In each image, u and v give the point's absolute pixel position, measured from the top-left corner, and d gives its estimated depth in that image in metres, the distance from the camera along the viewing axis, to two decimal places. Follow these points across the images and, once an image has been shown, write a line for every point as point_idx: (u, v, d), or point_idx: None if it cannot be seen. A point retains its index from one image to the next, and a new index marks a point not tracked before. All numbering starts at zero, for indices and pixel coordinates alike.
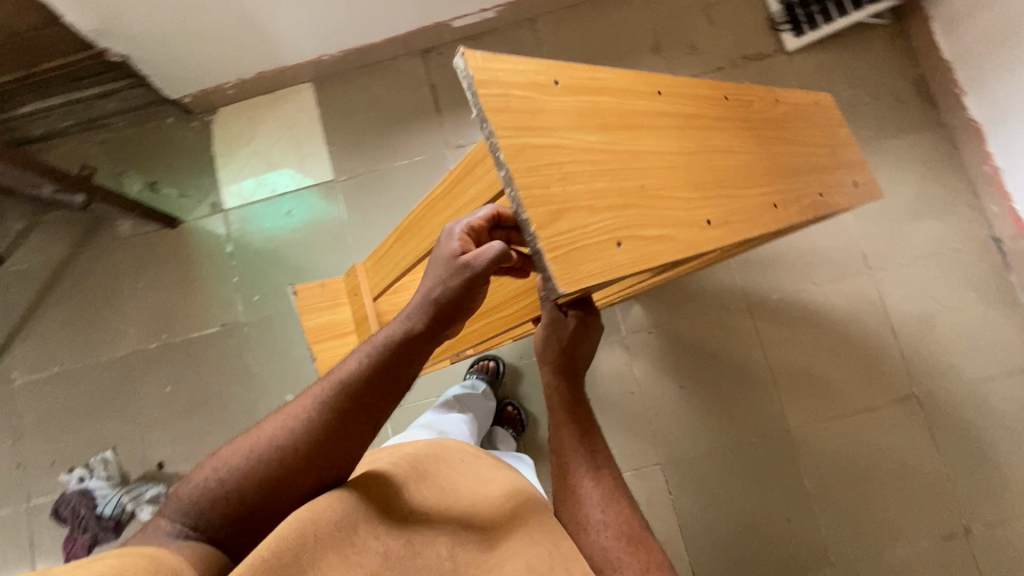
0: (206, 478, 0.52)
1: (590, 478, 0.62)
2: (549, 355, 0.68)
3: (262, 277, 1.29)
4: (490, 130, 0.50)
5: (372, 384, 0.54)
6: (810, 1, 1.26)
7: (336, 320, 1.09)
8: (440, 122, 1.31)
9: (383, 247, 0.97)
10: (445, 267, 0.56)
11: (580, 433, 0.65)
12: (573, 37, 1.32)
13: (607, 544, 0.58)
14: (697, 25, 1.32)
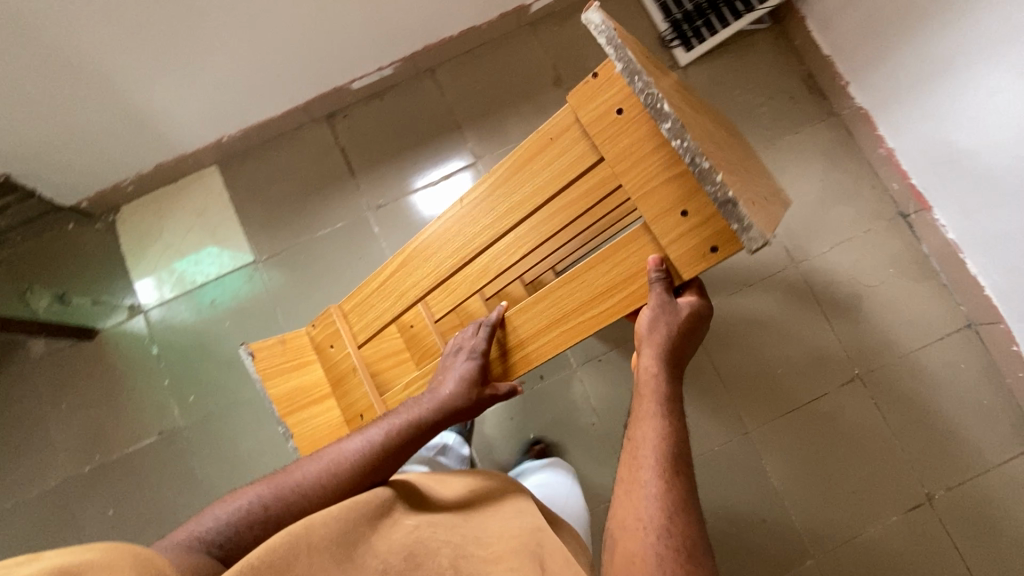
0: (250, 500, 0.66)
1: (661, 478, 0.57)
2: (657, 337, 0.70)
3: (195, 375, 1.23)
4: (644, 79, 0.65)
5: (397, 447, 0.71)
6: (693, 16, 1.31)
7: (305, 377, 0.99)
8: (356, 185, 1.29)
9: (366, 287, 0.96)
10: (460, 365, 0.80)
11: (663, 431, 0.62)
12: (475, 81, 1.33)
13: (656, 548, 0.52)
14: (594, 52, 1.34)
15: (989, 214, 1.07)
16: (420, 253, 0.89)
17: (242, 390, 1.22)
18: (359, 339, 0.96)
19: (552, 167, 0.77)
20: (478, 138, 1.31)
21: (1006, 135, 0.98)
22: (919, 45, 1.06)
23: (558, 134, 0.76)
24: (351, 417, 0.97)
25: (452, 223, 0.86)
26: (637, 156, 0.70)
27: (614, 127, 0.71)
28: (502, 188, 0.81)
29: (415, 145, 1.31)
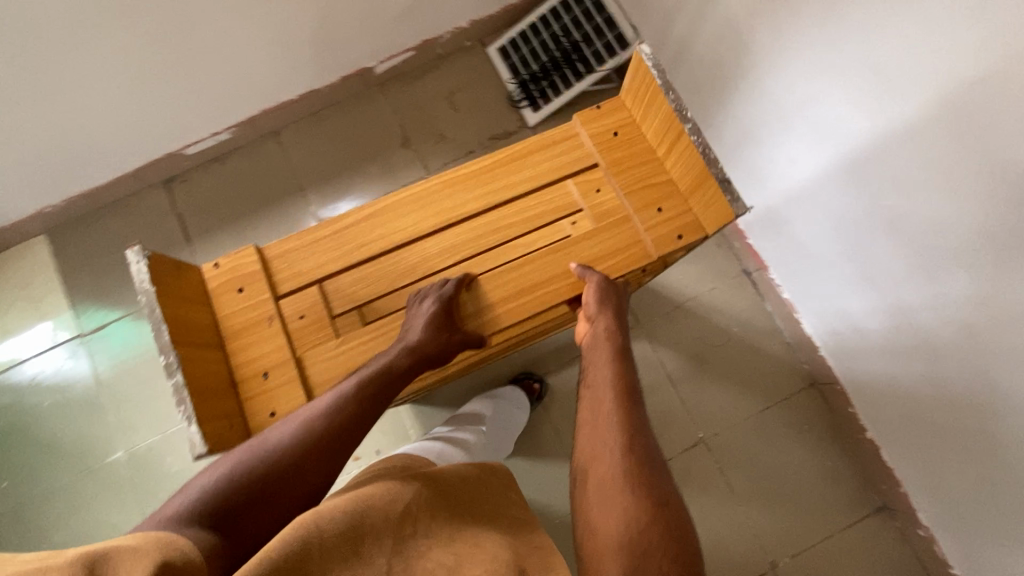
0: (225, 469, 0.58)
1: (618, 422, 0.59)
2: (608, 297, 0.69)
3: (11, 460, 1.16)
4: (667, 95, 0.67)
5: (373, 397, 0.64)
6: (539, 77, 1.31)
7: (196, 310, 0.69)
8: (191, 251, 1.25)
9: (302, 236, 0.75)
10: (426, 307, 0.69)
11: (621, 378, 0.64)
12: (321, 142, 1.31)
13: (614, 471, 0.55)
14: (442, 113, 1.33)
15: (813, 278, 1.07)
16: (394, 208, 0.75)
17: (59, 475, 1.15)
18: (279, 292, 0.73)
19: (547, 165, 0.76)
20: (321, 201, 1.28)
21: (811, 200, 0.97)
22: (733, 110, 1.06)
23: (556, 139, 0.77)
24: (247, 375, 0.70)
25: (443, 186, 0.75)
26: (637, 161, 0.75)
27: (615, 147, 0.75)
28: (501, 170, 0.76)
29: (256, 209, 1.28)
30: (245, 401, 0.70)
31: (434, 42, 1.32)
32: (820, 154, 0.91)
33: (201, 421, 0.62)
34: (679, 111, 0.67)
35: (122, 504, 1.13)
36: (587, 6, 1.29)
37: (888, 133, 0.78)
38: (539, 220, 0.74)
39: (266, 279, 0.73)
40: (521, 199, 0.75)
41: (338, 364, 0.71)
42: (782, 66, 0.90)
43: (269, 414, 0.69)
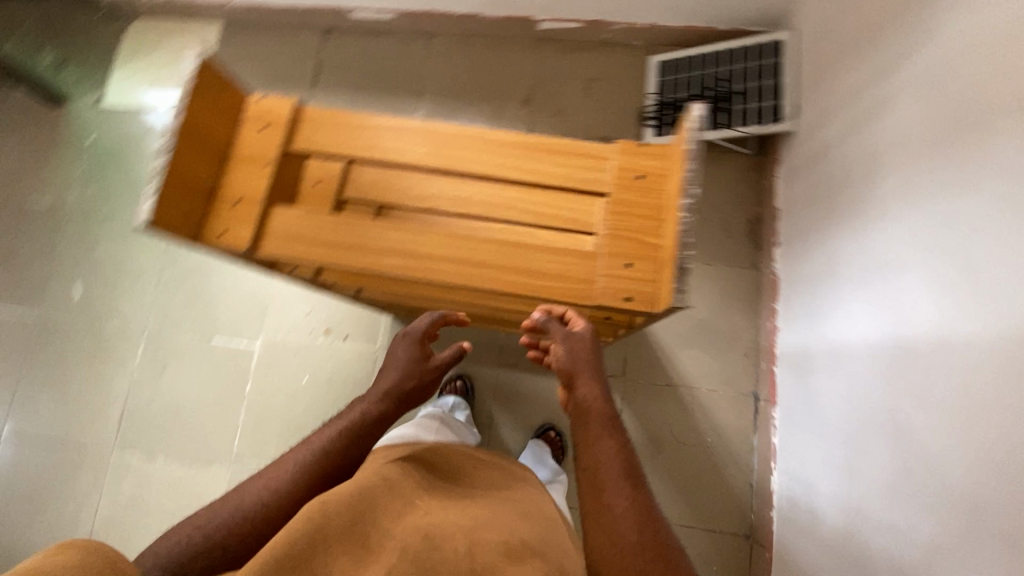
0: (205, 526, 0.51)
1: (626, 491, 0.47)
2: (582, 350, 0.59)
3: (102, 174, 1.37)
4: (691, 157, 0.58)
5: (350, 446, 0.58)
6: (677, 106, 1.26)
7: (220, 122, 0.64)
8: (310, 94, 1.38)
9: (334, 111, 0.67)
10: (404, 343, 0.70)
11: (608, 415, 0.53)
12: (460, 62, 1.38)
13: (616, 520, 0.46)
14: (573, 93, 1.34)
15: (807, 441, 0.96)
16: (402, 129, 0.67)
17: (124, 206, 1.35)
18: (290, 147, 0.67)
19: (561, 175, 0.65)
20: (429, 111, 1.36)
21: (848, 366, 0.87)
22: (832, 238, 0.96)
23: (585, 154, 0.65)
24: (223, 200, 0.65)
25: (462, 139, 0.66)
26: (640, 211, 0.63)
27: (630, 190, 0.64)
28: (515, 152, 0.66)
29: (376, 90, 1.38)
30: (208, 213, 0.65)
31: (604, 27, 1.31)
32: (875, 325, 0.81)
33: (160, 203, 0.58)
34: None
35: (151, 254, 1.32)
36: (767, 63, 1.20)
37: (938, 339, 0.67)
38: (520, 214, 0.65)
39: (290, 131, 0.67)
40: (518, 191, 0.65)
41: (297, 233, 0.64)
42: (890, 220, 0.80)
43: (217, 234, 0.64)
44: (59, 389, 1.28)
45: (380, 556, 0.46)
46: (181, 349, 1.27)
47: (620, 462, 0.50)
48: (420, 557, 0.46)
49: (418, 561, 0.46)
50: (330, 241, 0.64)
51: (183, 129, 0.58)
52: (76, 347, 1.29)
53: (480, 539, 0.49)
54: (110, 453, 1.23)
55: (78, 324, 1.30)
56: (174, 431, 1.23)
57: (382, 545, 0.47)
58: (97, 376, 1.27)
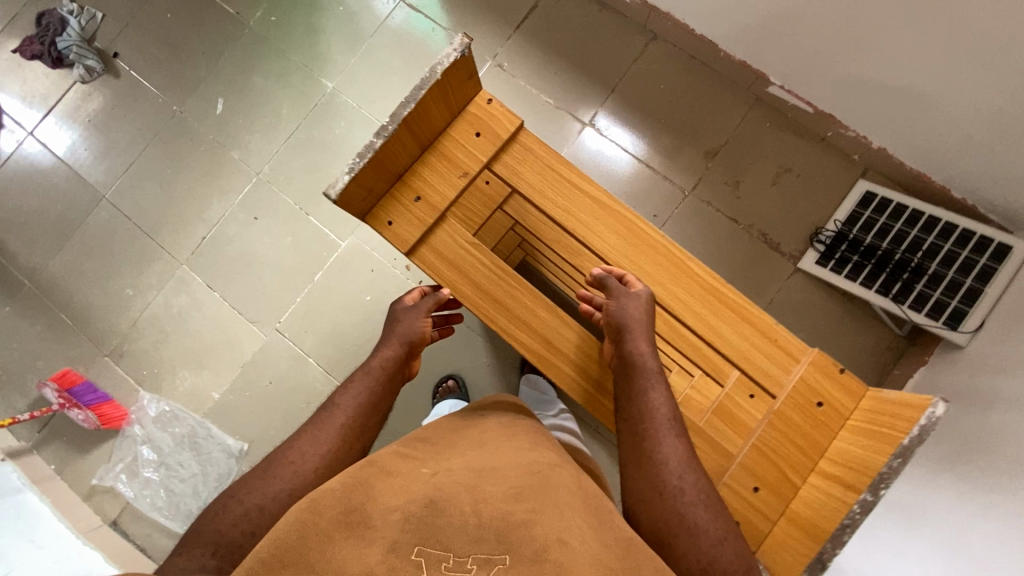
0: (245, 510, 0.60)
1: (670, 439, 0.62)
2: (645, 316, 0.69)
3: (290, 10, 1.36)
4: (894, 468, 0.59)
5: (366, 403, 0.71)
6: (857, 249, 1.13)
7: (440, 111, 0.71)
8: (509, 35, 1.31)
9: (551, 155, 0.76)
10: (405, 307, 0.81)
11: (657, 368, 0.67)
12: (667, 81, 1.26)
13: (661, 463, 0.60)
14: (759, 174, 1.22)
15: None
16: (628, 229, 0.75)
17: (293, 50, 1.34)
18: (491, 166, 0.76)
19: (748, 355, 0.73)
20: (609, 113, 1.27)
21: None
22: (932, 490, 0.87)
23: (782, 346, 0.72)
24: (409, 185, 0.75)
25: (666, 265, 0.74)
26: (802, 442, 0.70)
27: (810, 419, 0.70)
28: (692, 290, 0.74)
29: (572, 63, 1.29)
30: (389, 193, 0.75)
31: (832, 125, 1.16)
32: None
33: (354, 181, 0.67)
34: (880, 480, 0.61)
35: (296, 110, 1.32)
36: (978, 263, 1.02)
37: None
38: (690, 360, 0.74)
39: (498, 148, 0.76)
40: (702, 342, 0.74)
41: (451, 254, 0.75)
42: (998, 526, 0.71)
43: (385, 221, 0.75)
44: (165, 185, 1.34)
45: (380, 526, 0.45)
46: (277, 209, 1.29)
47: (666, 411, 0.64)
48: (418, 521, 0.45)
49: (416, 523, 0.45)
50: (488, 289, 0.74)
51: (405, 120, 0.66)
52: (195, 156, 1.34)
53: (463, 499, 0.48)
54: (179, 264, 1.30)
55: (206, 136, 1.34)
56: (237, 276, 1.28)
57: (383, 517, 0.46)
58: (200, 191, 1.32)
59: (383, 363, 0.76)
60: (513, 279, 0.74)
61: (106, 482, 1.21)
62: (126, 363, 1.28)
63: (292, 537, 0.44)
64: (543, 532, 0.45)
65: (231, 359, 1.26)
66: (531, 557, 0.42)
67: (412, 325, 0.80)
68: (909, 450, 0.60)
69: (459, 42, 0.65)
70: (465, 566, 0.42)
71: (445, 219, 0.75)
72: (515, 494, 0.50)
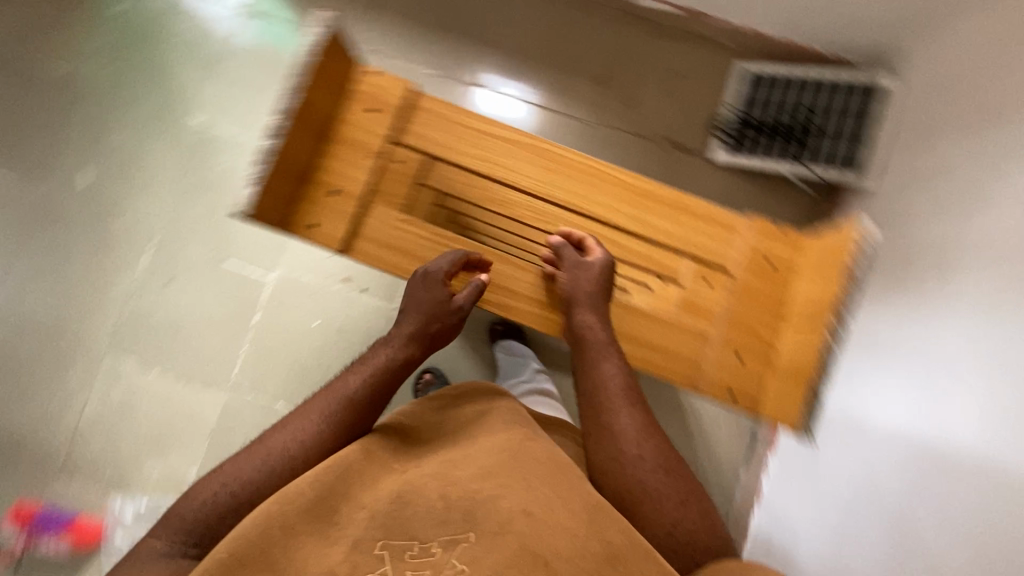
0: (216, 491, 0.61)
1: (625, 411, 0.67)
2: (588, 291, 0.71)
3: (126, 53, 1.24)
4: (850, 288, 0.66)
5: (363, 402, 0.66)
6: (756, 128, 1.20)
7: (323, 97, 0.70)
8: (369, 18, 1.26)
9: (453, 113, 0.76)
10: (432, 294, 0.70)
11: (607, 340, 0.70)
12: (537, 20, 1.26)
13: (620, 436, 0.66)
14: (649, 85, 1.26)
15: (798, 493, 1.01)
16: (548, 159, 0.76)
17: (145, 95, 1.23)
18: (400, 140, 0.75)
19: (694, 242, 0.76)
20: (492, 67, 1.26)
21: (866, 445, 0.88)
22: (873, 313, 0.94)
23: (718, 224, 0.76)
24: (320, 181, 0.74)
25: (597, 182, 0.76)
26: (766, 302, 0.75)
27: (765, 279, 0.75)
28: (628, 198, 0.76)
29: (440, 28, 1.26)
30: (302, 195, 0.73)
31: (699, 19, 1.21)
32: (911, 419, 0.80)
33: (262, 191, 0.66)
34: (844, 309, 0.67)
35: (171, 156, 1.22)
36: (858, 107, 1.12)
37: (980, 479, 0.67)
38: (647, 265, 0.76)
39: (399, 121, 0.75)
40: (650, 244, 0.76)
41: (389, 236, 0.73)
42: (950, 320, 0.79)
43: (308, 224, 0.73)
44: (54, 279, 1.21)
45: (345, 525, 0.54)
46: (189, 264, 1.21)
47: (620, 384, 0.68)
48: (386, 517, 0.54)
49: (382, 520, 0.54)
50: (428, 258, 0.73)
51: (295, 113, 0.66)
52: (76, 238, 1.22)
53: (431, 487, 0.56)
54: (101, 355, 1.20)
55: (81, 214, 1.22)
56: (170, 346, 1.20)
57: (349, 515, 0.55)
58: (96, 272, 1.21)
59: (390, 361, 0.69)
60: (454, 243, 0.73)
61: None
62: (80, 477, 1.17)
63: (266, 542, 0.52)
64: (508, 506, 0.54)
65: (195, 432, 1.18)
66: (492, 534, 0.53)
67: (434, 316, 0.70)
68: (861, 275, 0.66)
69: (318, 24, 0.66)
70: (429, 548, 0.53)
71: (369, 205, 0.74)
72: (485, 471, 0.58)
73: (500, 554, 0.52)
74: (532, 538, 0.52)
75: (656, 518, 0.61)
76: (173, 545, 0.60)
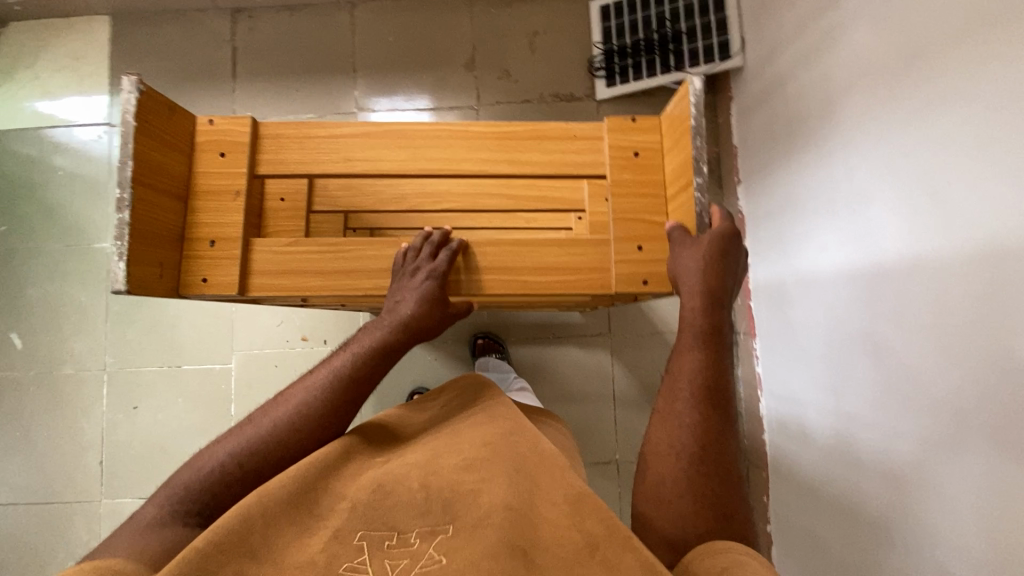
0: (206, 465, 0.54)
1: (701, 406, 0.55)
2: (696, 270, 0.59)
3: (13, 208, 1.23)
4: (701, 146, 0.59)
5: (357, 382, 0.59)
6: (626, 54, 1.22)
7: (169, 156, 0.62)
8: (233, 88, 1.27)
9: (281, 127, 0.68)
10: (413, 286, 0.62)
11: (707, 333, 0.58)
12: (391, 31, 1.28)
13: (682, 424, 0.55)
14: (517, 51, 1.28)
15: (788, 364, 1.04)
16: (398, 136, 0.68)
17: (47, 240, 1.22)
18: (257, 172, 0.68)
19: (569, 161, 0.69)
20: (366, 89, 1.27)
21: (824, 293, 0.92)
22: (774, 183, 1.06)
23: (581, 136, 0.69)
24: (197, 236, 0.65)
25: (437, 139, 0.68)
26: (646, 191, 0.68)
27: (635, 171, 0.68)
28: (477, 142, 0.68)
29: (304, 72, 1.27)
30: (185, 258, 0.65)
31: None
32: (848, 256, 0.85)
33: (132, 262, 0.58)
34: (698, 162, 0.60)
35: (93, 287, 1.21)
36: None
37: (912, 281, 0.71)
38: (541, 203, 0.70)
39: (253, 153, 0.67)
40: (521, 181, 0.70)
41: (279, 267, 0.66)
42: (849, 155, 0.84)
43: (200, 281, 0.65)
44: (23, 447, 1.19)
45: (328, 518, 0.47)
46: (150, 383, 1.19)
47: (701, 379, 0.56)
48: (366, 508, 0.47)
49: (364, 510, 0.47)
50: (323, 270, 0.66)
51: (135, 179, 0.58)
52: (31, 401, 1.19)
53: (413, 476, 0.50)
54: (97, 501, 1.17)
55: (26, 376, 1.20)
56: (160, 467, 1.18)
57: (333, 507, 0.48)
58: (62, 425, 1.19)
59: (382, 344, 0.61)
60: (342, 246, 0.66)
61: None
62: None
63: (245, 530, 0.44)
64: (487, 500, 0.47)
65: None
66: (472, 525, 0.45)
67: (419, 300, 0.62)
68: (700, 125, 0.60)
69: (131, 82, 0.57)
70: (409, 539, 0.46)
71: (250, 241, 0.66)
72: (468, 462, 0.51)
73: (477, 545, 0.44)
74: (514, 525, 0.45)
75: (688, 522, 0.51)
76: (170, 511, 0.52)
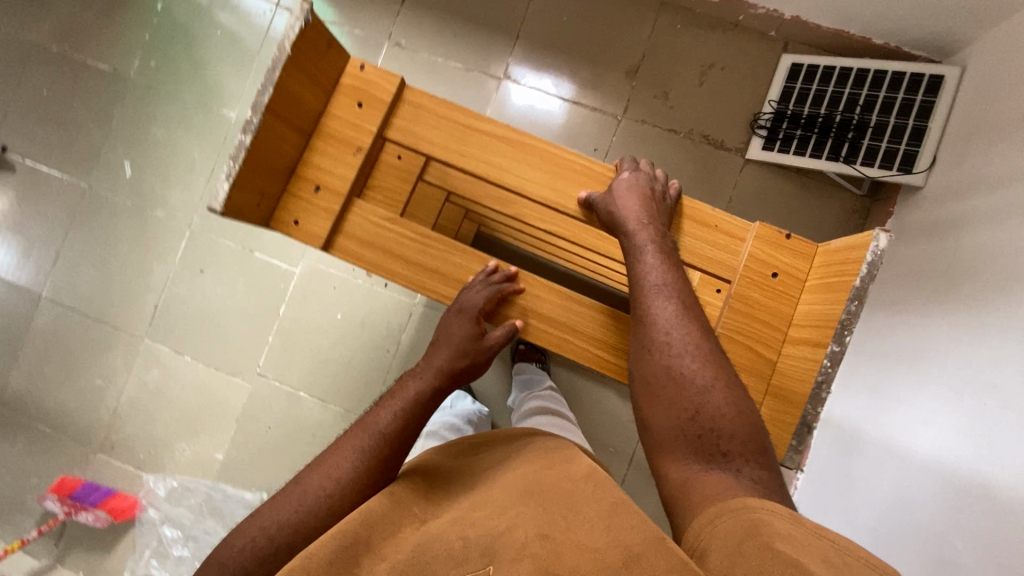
0: (258, 535, 0.58)
1: (662, 302, 0.64)
2: (632, 195, 0.72)
3: (167, 49, 1.28)
4: (853, 310, 0.65)
5: (395, 431, 0.65)
6: (798, 123, 1.12)
7: (313, 91, 0.74)
8: (398, 11, 1.25)
9: (442, 108, 0.79)
10: (461, 324, 0.74)
11: (652, 233, 0.70)
12: (569, 10, 1.22)
13: (659, 321, 0.63)
14: (685, 77, 1.19)
15: (832, 512, 0.96)
16: (524, 154, 0.78)
17: (184, 89, 1.27)
18: (386, 135, 0.80)
19: (703, 253, 0.77)
20: (520, 59, 1.23)
21: (908, 470, 0.83)
22: (900, 324, 0.95)
23: (726, 232, 0.77)
24: (305, 178, 0.78)
25: (550, 167, 0.78)
26: (769, 317, 0.75)
27: (765, 289, 0.75)
28: (578, 179, 0.78)
29: (469, 21, 1.24)
30: (290, 190, 0.78)
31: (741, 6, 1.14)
32: (953, 446, 0.76)
33: (235, 186, 0.69)
34: (844, 328, 0.65)
35: (206, 147, 1.26)
36: (915, 100, 1.03)
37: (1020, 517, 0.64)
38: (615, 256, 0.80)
39: (388, 115, 0.79)
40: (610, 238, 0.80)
41: (370, 236, 0.78)
42: (1007, 343, 0.73)
43: (291, 221, 0.78)
44: (100, 264, 1.28)
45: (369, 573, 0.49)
46: (220, 255, 1.24)
47: (661, 269, 0.66)
48: (407, 564, 0.48)
49: (403, 567, 0.48)
50: (404, 253, 0.78)
51: (268, 107, 0.69)
52: (119, 227, 1.28)
53: (449, 529, 0.50)
54: (140, 338, 1.26)
55: (124, 203, 1.28)
56: (202, 333, 1.24)
57: (373, 567, 0.49)
58: (137, 260, 1.27)
59: (419, 391, 0.69)
60: (428, 237, 0.78)
61: (139, 572, 1.18)
62: (121, 451, 1.25)
63: None
64: (525, 535, 0.46)
65: (224, 416, 1.23)
66: (514, 557, 0.45)
67: (463, 341, 0.74)
68: (863, 290, 0.64)
69: (302, 11, 0.67)
70: None
71: (353, 203, 0.78)
72: (501, 508, 0.51)
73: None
74: (552, 553, 0.44)
75: (672, 412, 0.58)
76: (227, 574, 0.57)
